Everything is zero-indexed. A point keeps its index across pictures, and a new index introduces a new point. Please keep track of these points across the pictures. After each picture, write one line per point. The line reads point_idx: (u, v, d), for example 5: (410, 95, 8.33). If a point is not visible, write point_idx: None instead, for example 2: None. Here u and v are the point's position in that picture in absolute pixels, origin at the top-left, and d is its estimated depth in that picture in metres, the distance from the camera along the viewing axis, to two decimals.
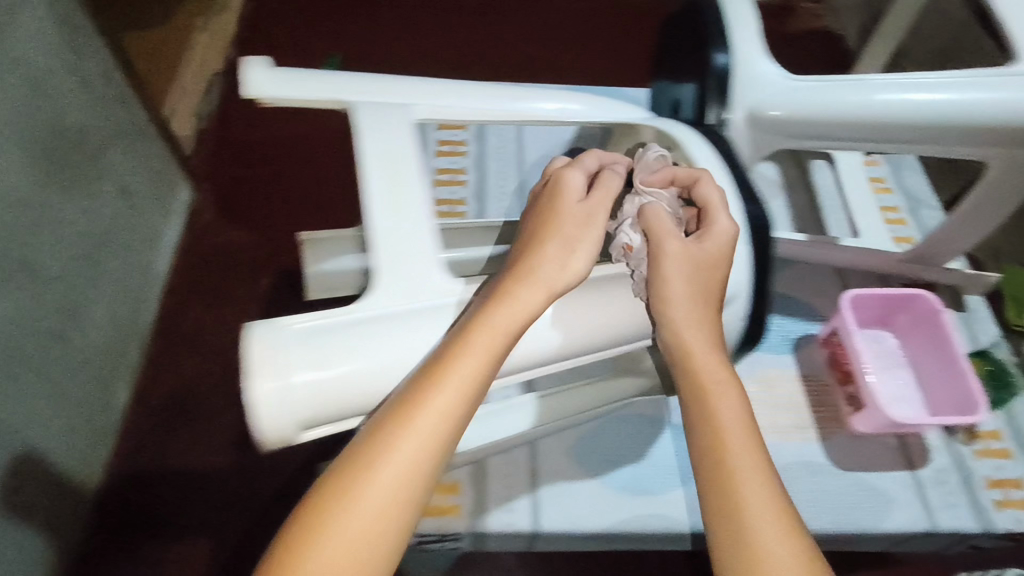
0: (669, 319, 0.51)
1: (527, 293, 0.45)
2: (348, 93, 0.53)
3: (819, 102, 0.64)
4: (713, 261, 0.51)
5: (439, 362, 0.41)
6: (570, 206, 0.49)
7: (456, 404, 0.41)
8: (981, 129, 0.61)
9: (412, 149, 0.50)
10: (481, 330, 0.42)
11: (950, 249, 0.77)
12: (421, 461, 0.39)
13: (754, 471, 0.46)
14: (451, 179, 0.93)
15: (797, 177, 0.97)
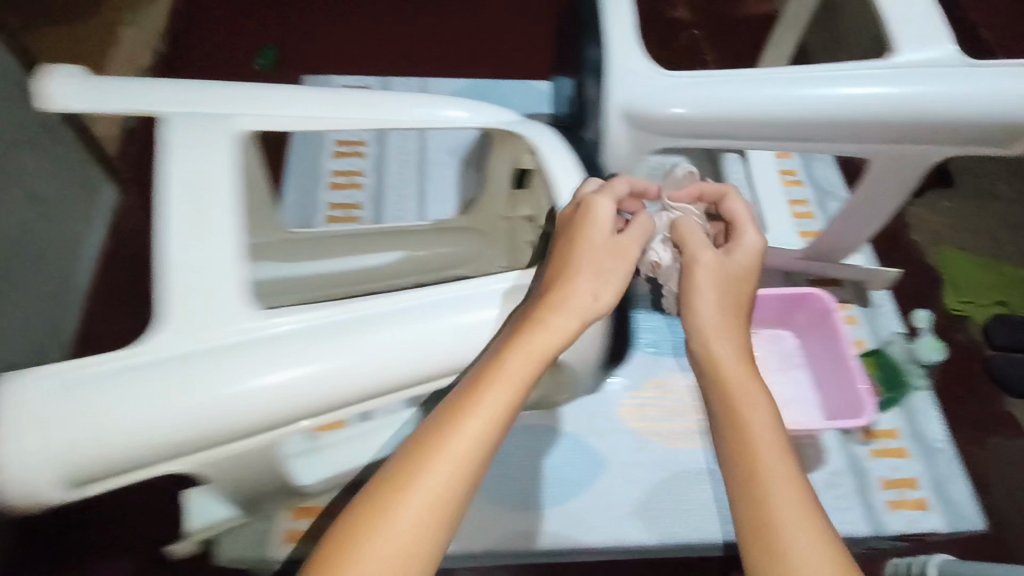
0: (698, 328, 0.50)
1: (557, 320, 0.45)
2: (169, 104, 0.49)
3: (698, 95, 0.60)
4: (740, 282, 0.52)
5: (477, 383, 0.43)
6: (602, 231, 0.49)
7: (485, 432, 0.41)
8: (855, 126, 0.59)
9: (228, 168, 0.46)
10: (512, 359, 0.43)
11: (845, 245, 0.76)
12: (453, 480, 0.40)
13: (785, 481, 0.42)
14: (348, 181, 0.89)
15: (708, 173, 0.95)
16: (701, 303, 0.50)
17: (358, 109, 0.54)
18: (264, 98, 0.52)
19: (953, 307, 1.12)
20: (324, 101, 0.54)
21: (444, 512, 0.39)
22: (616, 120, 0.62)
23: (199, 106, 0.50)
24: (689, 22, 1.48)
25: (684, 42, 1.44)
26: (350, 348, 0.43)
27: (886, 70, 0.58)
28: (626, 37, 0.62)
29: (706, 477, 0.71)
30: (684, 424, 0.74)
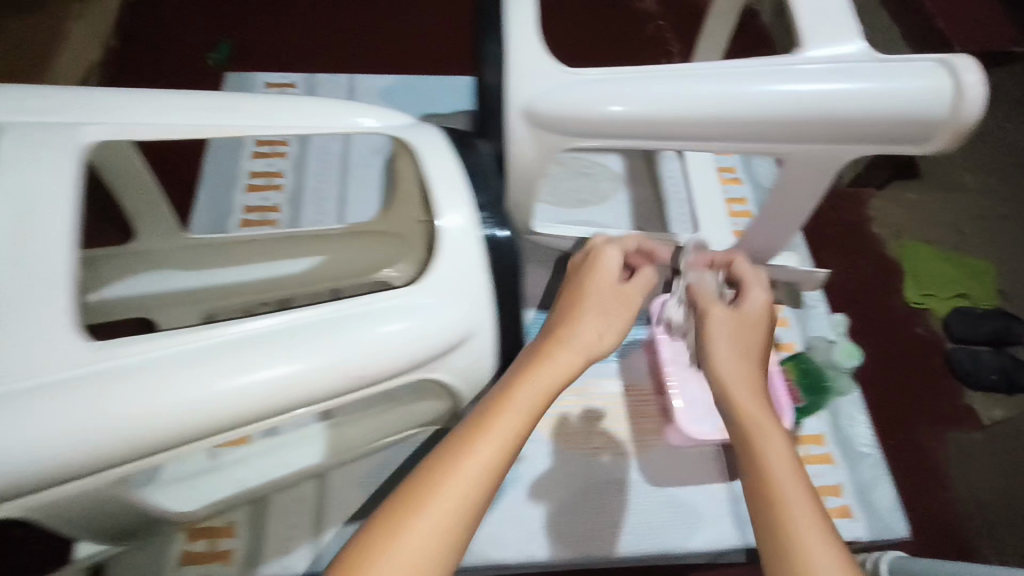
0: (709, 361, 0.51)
1: (561, 354, 0.50)
2: (10, 113, 0.46)
3: (598, 94, 0.58)
4: (750, 328, 0.53)
5: (491, 407, 0.46)
6: (608, 276, 0.55)
7: (496, 463, 0.44)
8: (761, 125, 0.57)
9: (66, 181, 0.43)
10: (524, 386, 0.47)
11: (766, 250, 0.73)
12: (471, 491, 0.42)
13: (793, 480, 0.43)
14: (267, 183, 0.86)
15: (643, 172, 0.93)
16: (714, 347, 0.52)
17: (224, 113, 0.51)
18: (118, 105, 0.49)
19: (913, 301, 1.09)
20: (186, 107, 0.51)
21: (455, 536, 0.41)
22: (516, 117, 0.59)
23: (42, 113, 0.47)
24: (655, 13, 1.45)
25: (648, 34, 1.41)
26: (194, 380, 0.42)
27: (792, 66, 0.57)
28: (527, 33, 0.60)
29: (625, 488, 0.69)
30: (607, 433, 0.72)
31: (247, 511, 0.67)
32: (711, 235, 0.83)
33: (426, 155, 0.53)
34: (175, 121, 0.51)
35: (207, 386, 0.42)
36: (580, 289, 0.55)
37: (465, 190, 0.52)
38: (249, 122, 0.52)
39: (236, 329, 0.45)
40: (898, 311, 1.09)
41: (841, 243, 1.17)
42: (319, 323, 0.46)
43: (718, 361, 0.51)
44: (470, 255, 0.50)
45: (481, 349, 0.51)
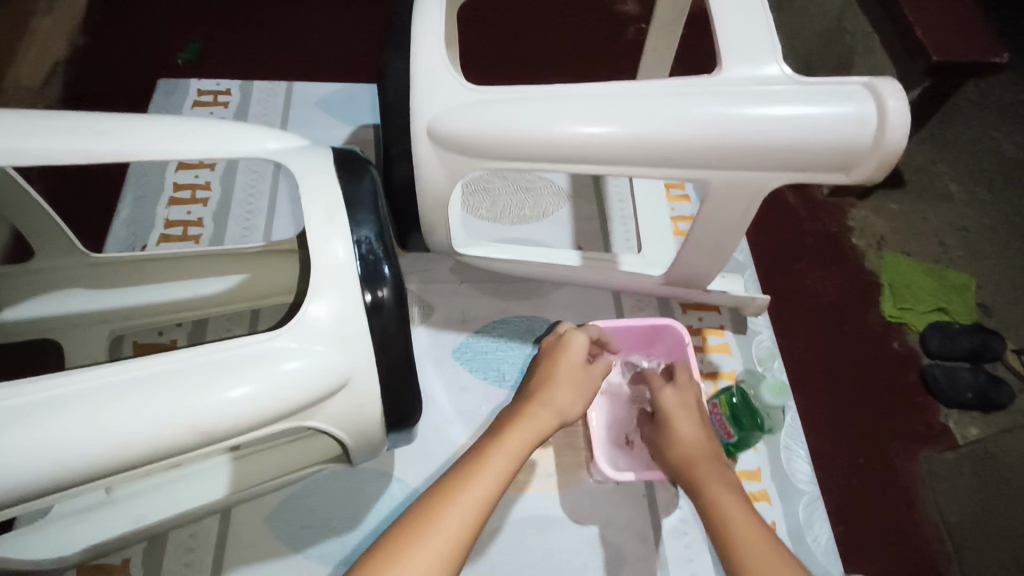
0: (670, 432, 0.59)
1: (538, 415, 0.56)
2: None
3: (502, 115, 0.54)
4: (687, 420, 0.59)
5: (490, 443, 0.52)
6: (577, 355, 0.60)
7: (492, 492, 0.49)
8: (671, 151, 0.54)
9: None
10: (516, 430, 0.54)
11: (700, 274, 0.70)
12: (479, 509, 0.47)
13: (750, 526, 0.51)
14: (191, 196, 0.82)
15: (589, 188, 0.89)
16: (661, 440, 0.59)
17: (91, 137, 0.49)
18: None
19: (890, 314, 1.03)
20: (47, 132, 0.48)
21: (455, 557, 0.44)
22: (419, 135, 0.56)
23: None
24: (637, 15, 1.40)
25: (628, 37, 1.36)
26: (28, 430, 0.40)
27: (703, 89, 0.54)
28: (429, 52, 0.57)
29: (546, 526, 0.65)
30: (531, 467, 0.68)
31: (142, 546, 0.62)
32: (656, 257, 0.79)
33: (312, 184, 0.50)
34: (36, 144, 0.48)
35: (45, 439, 0.40)
36: (552, 363, 0.60)
37: (346, 223, 0.49)
38: (118, 145, 0.50)
39: (91, 377, 0.42)
40: (875, 327, 1.03)
41: (818, 255, 1.10)
42: (175, 368, 0.43)
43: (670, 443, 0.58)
44: (346, 297, 0.47)
45: (361, 396, 0.48)
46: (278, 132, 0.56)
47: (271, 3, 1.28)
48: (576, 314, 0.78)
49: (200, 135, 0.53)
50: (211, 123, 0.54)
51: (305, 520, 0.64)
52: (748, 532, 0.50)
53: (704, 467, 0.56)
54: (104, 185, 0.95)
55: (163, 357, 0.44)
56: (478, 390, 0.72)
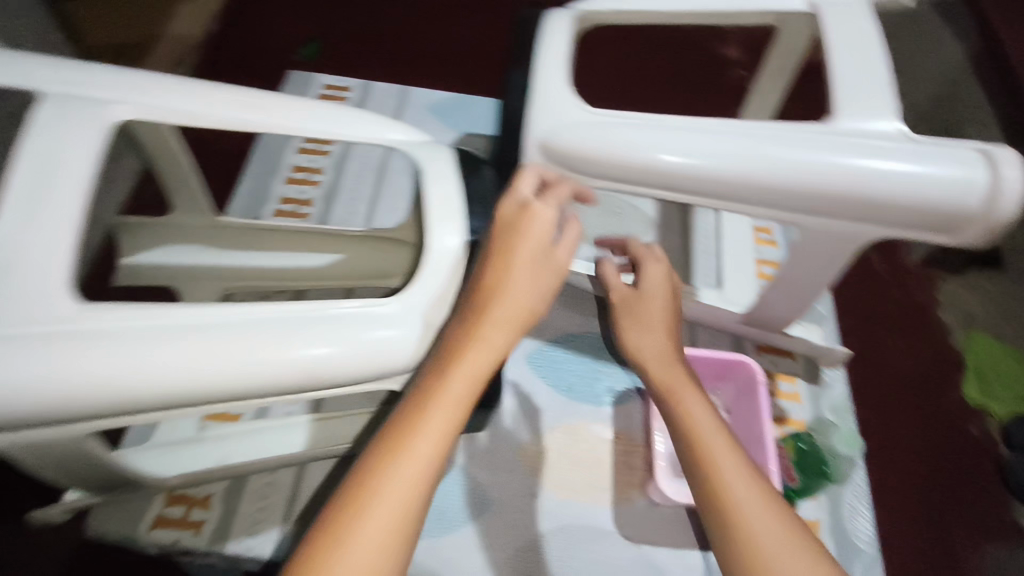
0: (647, 309, 0.61)
1: (490, 332, 0.48)
2: (48, 82, 0.50)
3: (613, 136, 0.58)
4: (657, 302, 0.61)
5: (429, 393, 0.45)
6: (544, 233, 0.50)
7: (437, 454, 0.43)
8: (772, 192, 0.56)
9: (88, 152, 0.46)
10: (461, 369, 0.46)
11: (780, 315, 0.72)
12: (421, 482, 0.42)
13: (742, 478, 0.48)
14: (305, 178, 0.89)
15: (675, 219, 0.90)
16: (633, 328, 0.62)
17: (248, 111, 0.55)
18: (150, 88, 0.52)
19: (972, 399, 0.99)
20: (211, 100, 0.54)
21: (402, 531, 0.41)
22: (532, 149, 0.60)
23: (82, 86, 0.50)
24: (738, 61, 1.41)
25: (726, 82, 1.37)
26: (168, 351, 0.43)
27: (814, 135, 0.55)
28: (554, 72, 0.61)
29: (596, 537, 0.67)
30: (587, 476, 0.70)
31: (224, 485, 0.66)
32: (733, 296, 0.81)
33: (435, 178, 0.54)
34: (202, 112, 0.53)
35: (181, 361, 0.43)
36: (509, 244, 0.50)
37: (462, 216, 0.53)
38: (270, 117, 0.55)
39: (224, 312, 0.46)
40: (952, 408, 0.99)
41: (897, 321, 1.07)
42: (297, 318, 0.47)
43: (645, 342, 0.60)
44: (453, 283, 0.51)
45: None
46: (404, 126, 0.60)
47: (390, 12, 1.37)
48: None
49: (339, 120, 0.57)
50: (350, 111, 0.58)
51: None
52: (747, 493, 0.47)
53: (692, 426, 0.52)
54: (223, 158, 1.03)
55: (285, 307, 0.47)
56: (542, 396, 0.75)
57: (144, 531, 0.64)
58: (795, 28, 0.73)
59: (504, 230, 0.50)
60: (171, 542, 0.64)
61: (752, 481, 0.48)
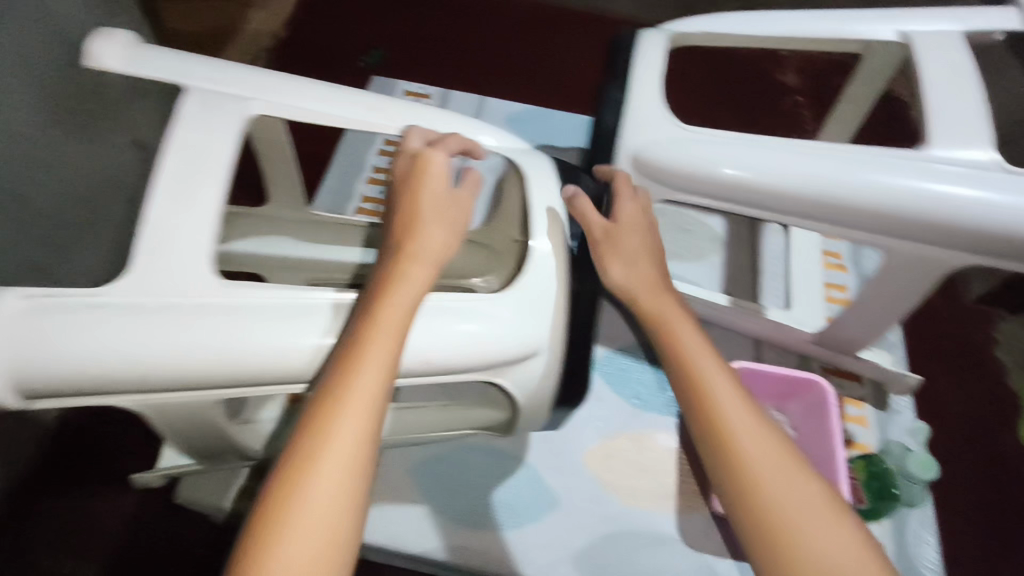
0: (621, 248, 0.55)
1: (413, 272, 0.48)
2: (192, 76, 0.54)
3: (706, 154, 0.61)
4: (635, 234, 0.56)
5: (359, 340, 0.44)
6: (441, 177, 0.52)
7: (376, 397, 0.42)
8: (862, 212, 0.58)
9: (230, 141, 0.50)
10: (389, 308, 0.45)
11: (856, 341, 0.73)
12: (365, 428, 0.41)
13: (759, 443, 0.44)
14: (385, 179, 0.93)
15: (743, 238, 0.92)
16: (614, 258, 0.55)
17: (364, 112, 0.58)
18: (280, 85, 0.56)
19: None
20: (333, 100, 0.57)
21: (358, 476, 0.40)
22: (626, 161, 0.64)
23: (221, 81, 0.54)
24: (795, 88, 1.43)
25: (783, 108, 1.39)
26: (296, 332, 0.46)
27: (905, 162, 0.57)
28: (650, 90, 0.64)
29: (661, 544, 0.68)
30: (652, 483, 0.71)
31: None
32: (802, 315, 0.82)
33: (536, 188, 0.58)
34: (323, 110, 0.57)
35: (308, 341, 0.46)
36: (412, 193, 0.51)
37: (560, 225, 0.56)
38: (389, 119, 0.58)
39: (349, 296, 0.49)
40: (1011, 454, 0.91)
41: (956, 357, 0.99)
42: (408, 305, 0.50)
43: (638, 278, 0.54)
44: (555, 282, 0.54)
45: (546, 369, 0.55)
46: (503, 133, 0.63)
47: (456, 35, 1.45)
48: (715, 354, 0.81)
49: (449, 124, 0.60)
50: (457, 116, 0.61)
51: (443, 475, 0.71)
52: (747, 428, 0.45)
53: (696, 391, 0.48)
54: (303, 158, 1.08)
55: None
56: (610, 401, 0.77)
57: (232, 503, 0.68)
58: (882, 53, 0.74)
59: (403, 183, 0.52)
60: None
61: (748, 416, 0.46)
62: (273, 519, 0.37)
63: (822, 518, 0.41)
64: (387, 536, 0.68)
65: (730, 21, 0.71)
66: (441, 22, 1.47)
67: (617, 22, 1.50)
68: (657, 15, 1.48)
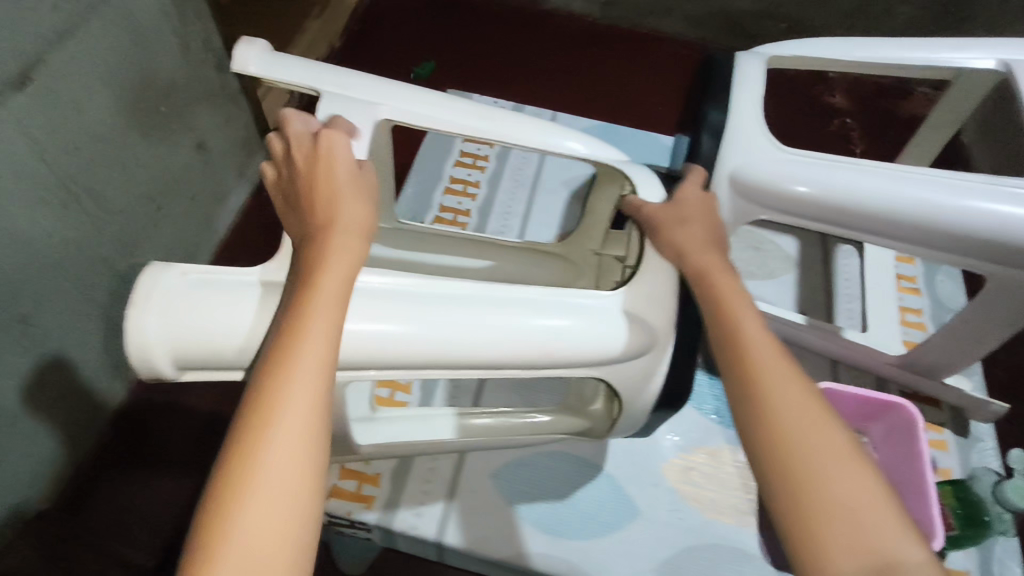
0: (677, 235, 0.55)
1: (345, 240, 0.47)
2: (326, 83, 0.58)
3: (806, 174, 0.62)
4: (701, 218, 0.56)
5: (300, 308, 0.43)
6: (344, 156, 0.50)
7: (323, 357, 0.42)
8: (969, 241, 0.59)
9: (360, 145, 0.55)
10: (326, 273, 0.45)
11: (951, 362, 0.73)
12: (317, 388, 0.40)
13: (811, 421, 0.42)
14: (462, 189, 0.96)
15: (816, 258, 0.92)
16: (676, 235, 0.55)
17: (477, 122, 0.61)
18: (405, 95, 0.60)
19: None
20: (448, 110, 0.60)
21: (315, 435, 0.39)
22: (725, 178, 0.65)
23: (353, 90, 0.58)
24: (844, 109, 1.42)
25: (831, 130, 1.39)
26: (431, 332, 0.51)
27: (1008, 188, 0.58)
28: (750, 110, 0.66)
29: (740, 558, 0.68)
30: (731, 497, 0.72)
31: (392, 465, 0.72)
32: (880, 338, 0.82)
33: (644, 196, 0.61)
34: (439, 118, 0.60)
35: (445, 342, 0.51)
36: (318, 174, 0.49)
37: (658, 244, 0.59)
38: (502, 126, 0.62)
39: (475, 299, 0.53)
40: None
41: None
42: (522, 302, 0.54)
43: (685, 246, 0.54)
44: (667, 285, 0.56)
45: (650, 368, 0.58)
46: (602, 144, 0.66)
47: (514, 47, 1.48)
48: None
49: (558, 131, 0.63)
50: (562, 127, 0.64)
51: (526, 480, 0.72)
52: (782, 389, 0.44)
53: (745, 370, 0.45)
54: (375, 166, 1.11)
55: (514, 294, 0.54)
56: (687, 415, 0.78)
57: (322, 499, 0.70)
58: (970, 82, 0.75)
59: (306, 166, 0.50)
60: (345, 514, 0.69)
61: (796, 383, 0.44)
62: (224, 493, 0.36)
63: (845, 463, 0.40)
64: (471, 539, 0.68)
65: (826, 46, 0.72)
66: (500, 36, 1.50)
67: (673, 41, 1.52)
68: (712, 35, 1.49)
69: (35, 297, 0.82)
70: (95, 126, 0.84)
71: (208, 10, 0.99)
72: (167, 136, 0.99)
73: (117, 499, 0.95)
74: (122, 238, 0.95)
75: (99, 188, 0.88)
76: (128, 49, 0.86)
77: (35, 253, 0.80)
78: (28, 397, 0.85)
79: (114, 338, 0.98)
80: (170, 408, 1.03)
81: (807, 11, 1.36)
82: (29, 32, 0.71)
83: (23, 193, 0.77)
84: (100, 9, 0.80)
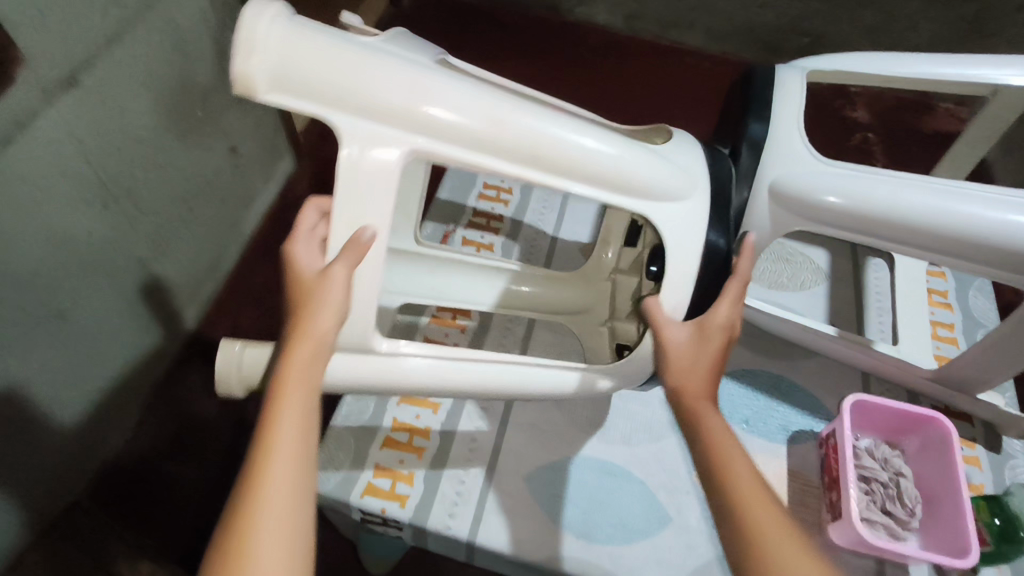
0: (678, 366, 0.55)
1: (302, 356, 0.48)
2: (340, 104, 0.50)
3: (844, 185, 0.63)
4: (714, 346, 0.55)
5: (262, 441, 0.44)
6: (301, 269, 0.51)
7: (290, 486, 0.43)
8: (1008, 257, 0.59)
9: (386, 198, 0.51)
10: (287, 397, 0.46)
11: (983, 377, 0.73)
12: (288, 522, 0.42)
13: (790, 542, 0.45)
14: (495, 195, 0.99)
15: (846, 271, 0.93)
16: (694, 370, 0.54)
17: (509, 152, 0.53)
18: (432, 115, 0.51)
19: None
20: (479, 133, 0.52)
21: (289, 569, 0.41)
22: (762, 191, 0.66)
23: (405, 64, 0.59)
24: (867, 124, 1.43)
25: (854, 144, 1.39)
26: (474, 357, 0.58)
27: None
28: (789, 126, 0.67)
29: None
30: None
31: (428, 466, 0.73)
32: (912, 352, 0.82)
33: (679, 226, 0.59)
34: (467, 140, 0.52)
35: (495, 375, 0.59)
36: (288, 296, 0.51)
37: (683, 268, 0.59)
38: (515, 124, 0.53)
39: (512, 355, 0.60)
40: None
41: None
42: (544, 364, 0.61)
43: (691, 371, 0.54)
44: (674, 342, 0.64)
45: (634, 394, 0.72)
46: (653, 174, 0.57)
47: (540, 57, 1.51)
48: (824, 385, 0.82)
49: (578, 127, 0.55)
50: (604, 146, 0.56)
51: (558, 486, 0.73)
52: (758, 500, 0.47)
53: (736, 497, 0.47)
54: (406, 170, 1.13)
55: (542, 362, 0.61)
56: None
57: (356, 497, 0.70)
58: (1009, 98, 0.75)
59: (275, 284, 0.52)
60: (379, 512, 0.70)
61: (769, 502, 0.47)
62: None
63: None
64: (507, 541, 0.69)
65: (866, 60, 0.73)
66: (527, 45, 1.52)
67: (698, 52, 1.53)
68: (737, 48, 1.50)
69: (75, 291, 0.84)
70: (140, 129, 0.87)
71: (241, 13, 1.01)
72: (202, 140, 1.00)
73: (144, 493, 0.96)
74: (156, 236, 0.96)
75: (138, 189, 0.90)
76: (171, 53, 0.88)
77: (75, 249, 0.82)
78: (62, 390, 0.87)
79: (144, 334, 1.00)
80: (194, 404, 1.04)
81: (833, 26, 1.37)
82: (82, 34, 0.74)
83: (68, 190, 0.79)
84: (145, 15, 0.82)
